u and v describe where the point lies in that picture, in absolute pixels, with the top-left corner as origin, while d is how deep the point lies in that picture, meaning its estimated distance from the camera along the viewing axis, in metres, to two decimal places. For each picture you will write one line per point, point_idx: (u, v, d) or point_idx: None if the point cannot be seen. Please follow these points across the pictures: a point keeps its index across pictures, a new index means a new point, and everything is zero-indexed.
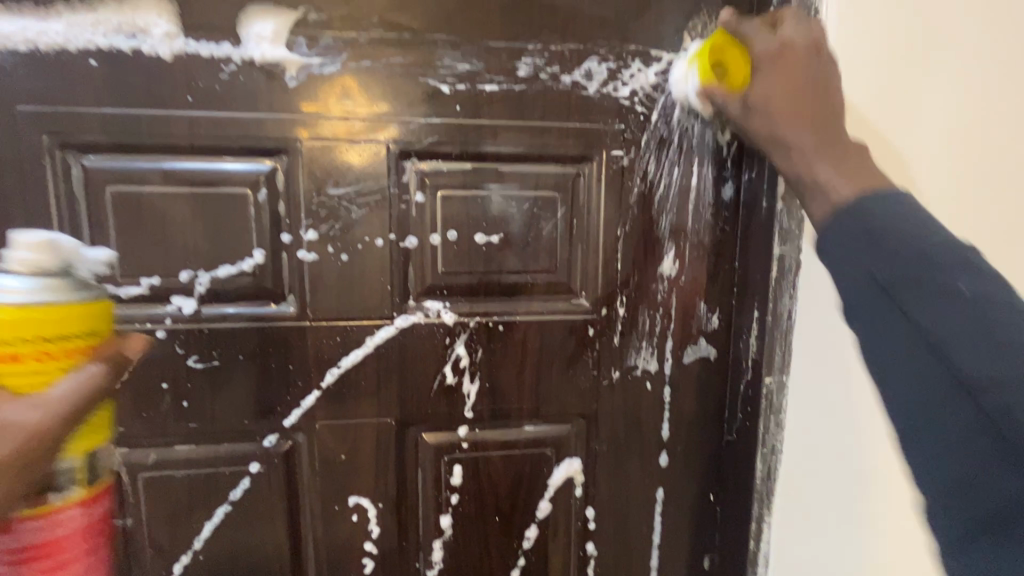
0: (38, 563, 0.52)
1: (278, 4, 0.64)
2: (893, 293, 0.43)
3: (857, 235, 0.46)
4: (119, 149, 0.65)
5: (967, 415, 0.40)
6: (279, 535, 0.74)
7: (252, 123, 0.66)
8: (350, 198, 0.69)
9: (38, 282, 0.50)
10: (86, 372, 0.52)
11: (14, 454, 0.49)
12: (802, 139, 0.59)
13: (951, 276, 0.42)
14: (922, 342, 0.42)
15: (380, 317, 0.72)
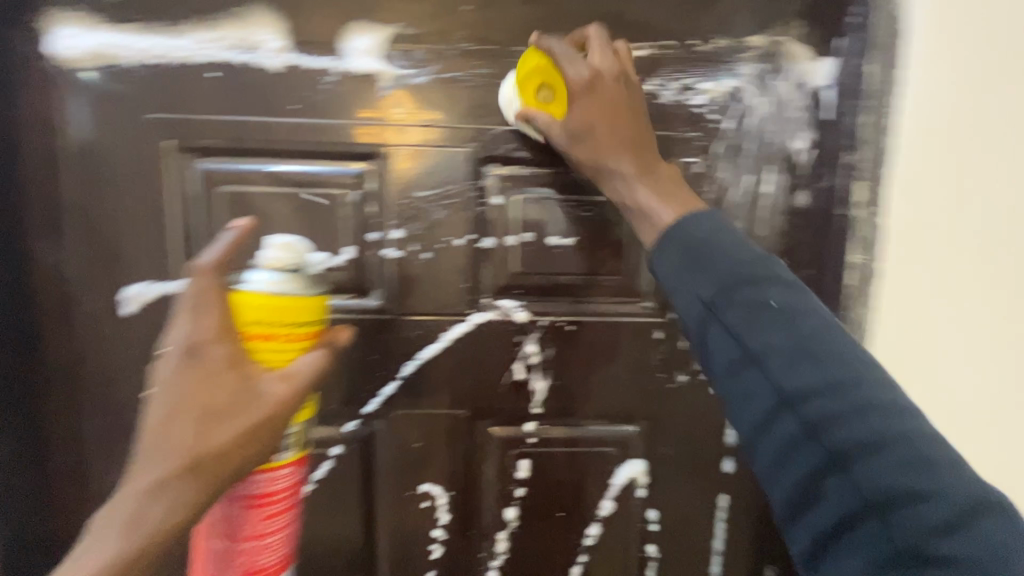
0: (267, 508, 0.62)
1: (377, 20, 0.69)
2: (720, 312, 0.49)
3: (683, 256, 0.52)
4: (230, 153, 0.71)
5: (792, 425, 0.46)
6: (356, 515, 0.79)
7: (349, 129, 0.71)
8: (434, 200, 0.73)
9: (283, 277, 0.59)
10: (319, 356, 0.59)
11: (269, 417, 0.56)
12: (625, 167, 0.64)
13: (748, 295, 0.49)
14: (742, 357, 0.48)
15: (456, 313, 0.76)
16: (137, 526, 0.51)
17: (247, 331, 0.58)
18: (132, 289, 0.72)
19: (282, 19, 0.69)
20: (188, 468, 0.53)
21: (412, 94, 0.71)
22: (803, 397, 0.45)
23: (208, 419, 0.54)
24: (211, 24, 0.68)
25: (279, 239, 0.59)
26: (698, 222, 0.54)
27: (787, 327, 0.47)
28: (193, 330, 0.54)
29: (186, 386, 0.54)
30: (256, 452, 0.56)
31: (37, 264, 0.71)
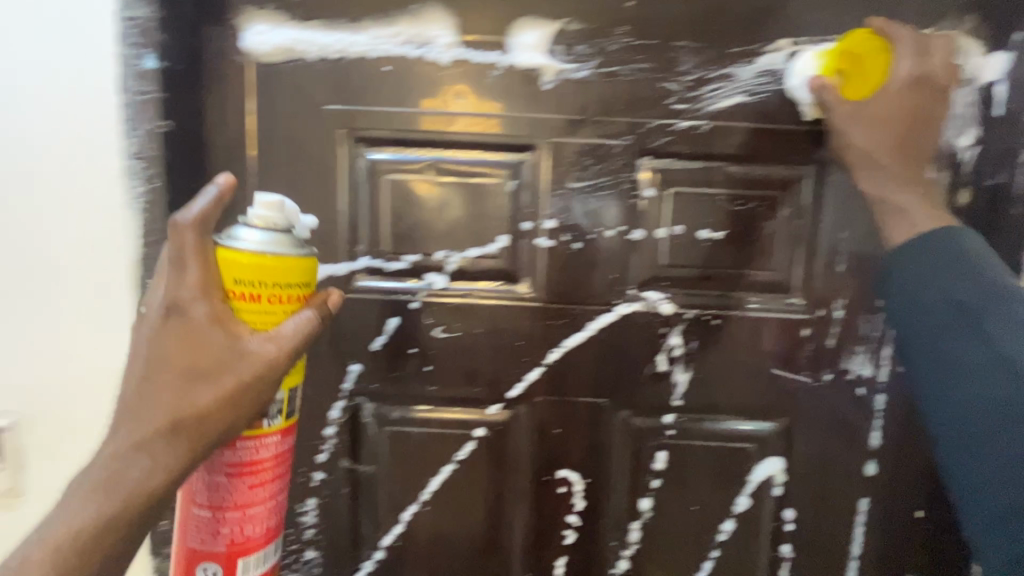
0: (250, 476, 0.64)
1: (543, 16, 0.71)
2: (966, 313, 0.59)
3: (932, 259, 0.62)
4: (396, 143, 0.75)
5: (1013, 419, 0.54)
6: (493, 497, 0.81)
7: (510, 122, 0.74)
8: (587, 192, 0.75)
9: (270, 236, 0.60)
10: (294, 322, 0.60)
11: (248, 379, 0.59)
12: (894, 166, 0.66)
13: (996, 311, 0.58)
14: (982, 356, 0.57)
15: (602, 304, 0.77)
16: (117, 483, 0.55)
17: (230, 290, 0.60)
18: None
19: (454, 15, 0.72)
20: (173, 426, 0.57)
21: (573, 88, 0.73)
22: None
23: (180, 377, 0.58)
24: (388, 20, 0.72)
25: (265, 197, 0.60)
26: (952, 241, 0.62)
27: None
28: (171, 290, 0.59)
29: (167, 344, 0.58)
30: (234, 413, 0.59)
31: None
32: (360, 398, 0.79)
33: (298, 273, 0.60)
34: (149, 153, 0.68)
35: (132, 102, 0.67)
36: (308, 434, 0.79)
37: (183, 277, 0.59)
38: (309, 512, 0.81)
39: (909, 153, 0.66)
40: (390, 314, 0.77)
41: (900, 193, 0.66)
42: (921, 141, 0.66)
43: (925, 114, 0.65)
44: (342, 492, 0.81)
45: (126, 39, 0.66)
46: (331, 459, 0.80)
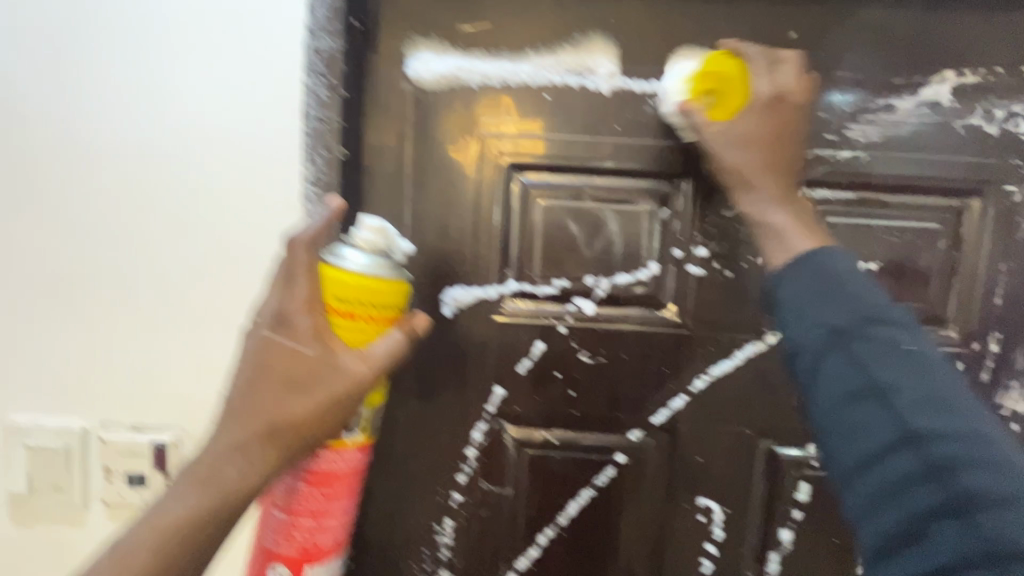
0: (327, 488, 0.64)
1: (704, 46, 0.72)
2: (874, 355, 0.56)
3: (822, 289, 0.58)
4: (550, 168, 0.76)
5: (913, 460, 0.54)
6: (631, 522, 0.81)
7: (666, 150, 0.74)
8: (741, 220, 0.75)
9: (371, 258, 0.61)
10: (385, 343, 0.61)
11: (339, 394, 0.59)
12: (767, 188, 0.66)
13: (920, 350, 0.56)
14: (872, 391, 0.56)
15: (750, 333, 0.77)
16: (211, 482, 0.57)
17: (330, 307, 0.60)
18: (453, 292, 0.78)
19: (612, 47, 0.73)
20: (268, 431, 0.58)
21: None
22: (932, 437, 0.53)
23: (283, 387, 0.59)
24: (548, 50, 0.74)
25: (370, 221, 0.62)
26: (839, 259, 0.59)
27: (944, 386, 0.55)
28: (282, 301, 0.59)
29: (271, 353, 0.59)
30: (326, 425, 0.60)
31: None
32: (501, 420, 0.80)
33: (391, 298, 0.61)
34: (326, 180, 0.68)
35: (314, 130, 0.67)
36: (450, 455, 0.81)
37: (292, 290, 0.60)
38: (446, 531, 0.82)
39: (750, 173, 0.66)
40: (537, 337, 0.78)
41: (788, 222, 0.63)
42: (767, 162, 0.66)
43: (774, 135, 0.65)
44: (481, 513, 0.81)
45: (313, 69, 0.66)
46: (471, 480, 0.81)
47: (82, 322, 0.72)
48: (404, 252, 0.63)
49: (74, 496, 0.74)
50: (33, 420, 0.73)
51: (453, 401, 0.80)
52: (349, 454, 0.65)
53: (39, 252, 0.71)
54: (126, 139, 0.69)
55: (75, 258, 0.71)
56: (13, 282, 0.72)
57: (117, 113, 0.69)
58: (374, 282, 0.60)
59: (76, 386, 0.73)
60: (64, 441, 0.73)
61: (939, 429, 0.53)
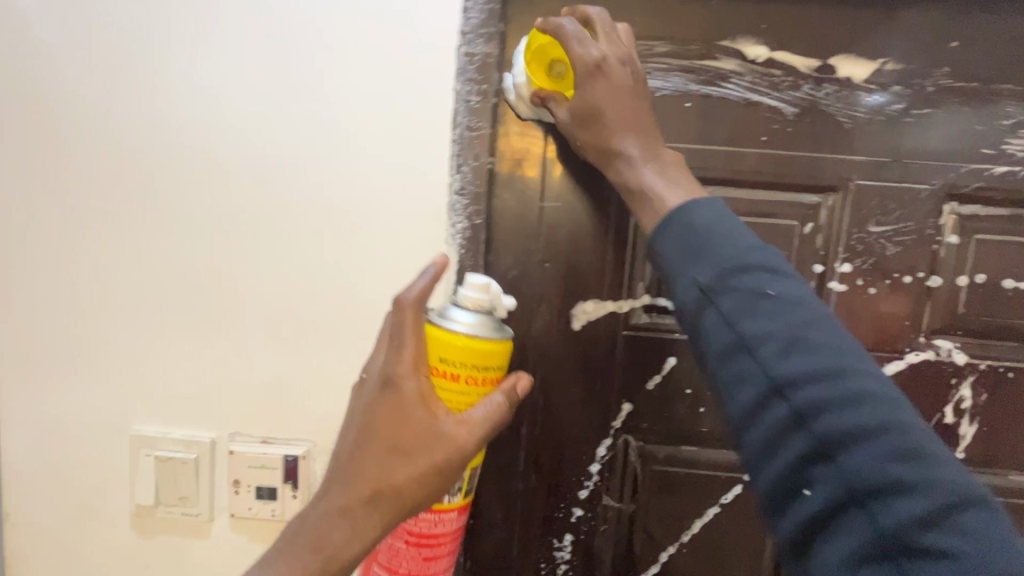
0: (427, 548, 0.63)
1: (861, 55, 0.69)
2: (757, 304, 0.44)
3: (681, 248, 0.49)
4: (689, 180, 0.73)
5: (778, 408, 0.42)
6: (756, 541, 0.80)
7: (813, 162, 0.72)
8: (888, 236, 0.72)
9: (477, 318, 0.59)
10: (481, 411, 0.57)
11: (442, 462, 0.56)
12: (631, 147, 0.60)
13: (750, 283, 0.45)
14: (746, 343, 0.44)
15: (891, 351, 0.74)
16: (319, 545, 0.56)
17: (433, 368, 0.59)
18: (582, 306, 0.76)
19: (765, 54, 0.70)
20: (372, 498, 0.56)
21: (882, 129, 0.70)
22: (792, 383, 0.42)
23: (387, 453, 0.56)
24: (697, 61, 0.70)
25: (474, 278, 0.60)
26: (703, 208, 0.50)
27: (790, 299, 0.44)
28: (389, 363, 0.57)
29: (377, 418, 0.57)
30: (428, 493, 0.57)
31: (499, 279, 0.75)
32: (626, 436, 0.78)
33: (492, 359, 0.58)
34: (473, 189, 0.67)
35: (462, 138, 0.66)
36: (573, 470, 0.79)
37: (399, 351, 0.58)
38: (565, 548, 0.80)
39: (589, 133, 0.62)
40: (668, 352, 0.77)
41: (672, 184, 0.57)
42: (613, 122, 0.60)
43: (605, 94, 0.59)
44: (602, 529, 0.80)
45: (464, 75, 0.65)
46: (593, 496, 0.80)
47: (212, 332, 0.71)
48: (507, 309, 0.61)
49: (200, 509, 0.73)
50: (161, 431, 0.72)
51: (579, 416, 0.78)
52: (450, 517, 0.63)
53: (168, 262, 0.70)
54: (262, 146, 0.67)
55: (205, 268, 0.69)
56: (142, 292, 0.70)
57: (251, 118, 0.66)
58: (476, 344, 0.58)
59: (206, 397, 0.72)
60: (193, 453, 0.72)
61: (781, 364, 0.42)
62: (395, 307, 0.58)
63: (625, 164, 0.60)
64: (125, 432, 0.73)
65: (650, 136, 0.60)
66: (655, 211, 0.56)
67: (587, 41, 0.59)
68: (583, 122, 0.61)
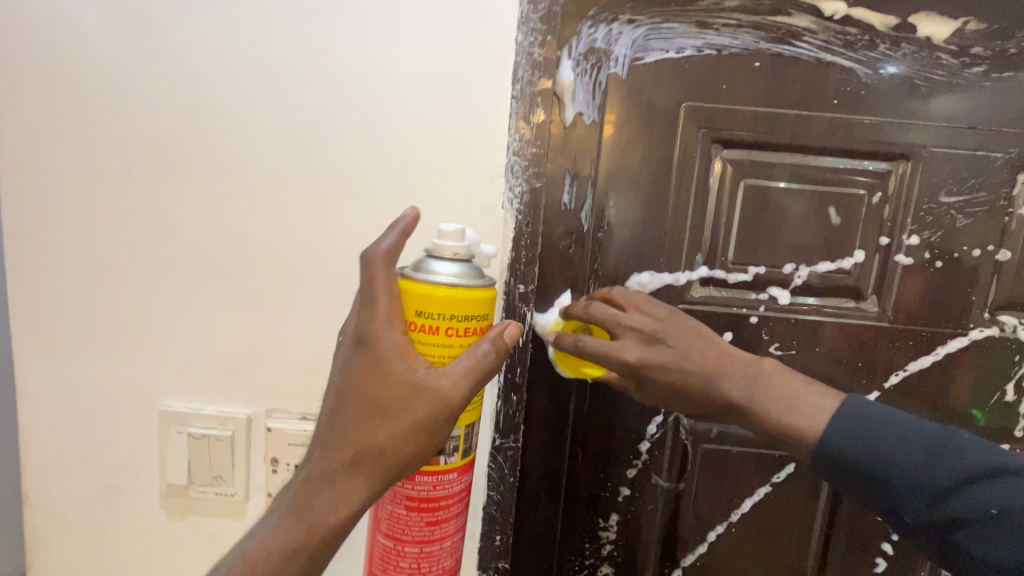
0: (430, 513, 0.58)
1: (943, 13, 0.65)
2: (925, 484, 0.54)
3: (863, 450, 0.56)
4: (754, 146, 0.69)
5: (973, 534, 0.52)
6: (806, 520, 0.78)
7: (885, 127, 0.68)
8: (959, 207, 0.69)
9: (458, 268, 0.55)
10: (463, 363, 0.52)
11: (424, 419, 0.51)
12: (728, 348, 0.62)
13: (925, 470, 0.54)
14: (932, 515, 0.54)
15: (955, 327, 0.72)
16: (297, 516, 0.51)
17: (412, 324, 0.54)
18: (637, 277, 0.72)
19: (842, 10, 0.65)
20: (353, 461, 0.51)
21: (959, 93, 0.67)
22: (953, 500, 0.53)
23: (363, 414, 0.51)
24: (769, 17, 0.66)
25: (448, 226, 0.55)
26: (848, 419, 0.57)
27: (930, 443, 0.55)
28: (361, 320, 0.53)
29: (352, 378, 0.52)
30: (412, 454, 0.52)
31: (552, 250, 0.69)
32: (677, 413, 0.76)
33: (477, 306, 0.54)
34: (533, 151, 0.64)
35: (522, 93, 0.63)
36: (621, 448, 0.76)
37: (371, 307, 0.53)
38: (610, 527, 0.78)
39: (680, 387, 0.61)
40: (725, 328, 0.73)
41: (789, 399, 0.59)
42: (704, 368, 0.60)
43: (680, 332, 0.61)
44: (649, 509, 0.78)
45: (527, 24, 0.61)
46: (640, 475, 0.77)
47: (251, 302, 0.67)
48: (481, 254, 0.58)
49: (236, 489, 0.69)
50: (192, 407, 0.69)
51: (630, 393, 0.75)
52: (447, 477, 0.58)
53: (205, 227, 0.66)
54: (307, 104, 0.63)
55: (246, 234, 0.66)
56: (177, 259, 0.67)
57: (298, 75, 0.63)
58: (458, 291, 0.53)
59: (244, 370, 0.68)
60: (229, 430, 0.68)
61: (966, 514, 0.52)
62: (361, 262, 0.54)
63: (744, 399, 0.59)
64: (154, 408, 0.69)
65: (734, 353, 0.61)
66: (800, 441, 0.58)
67: (616, 311, 0.62)
68: (668, 382, 0.60)
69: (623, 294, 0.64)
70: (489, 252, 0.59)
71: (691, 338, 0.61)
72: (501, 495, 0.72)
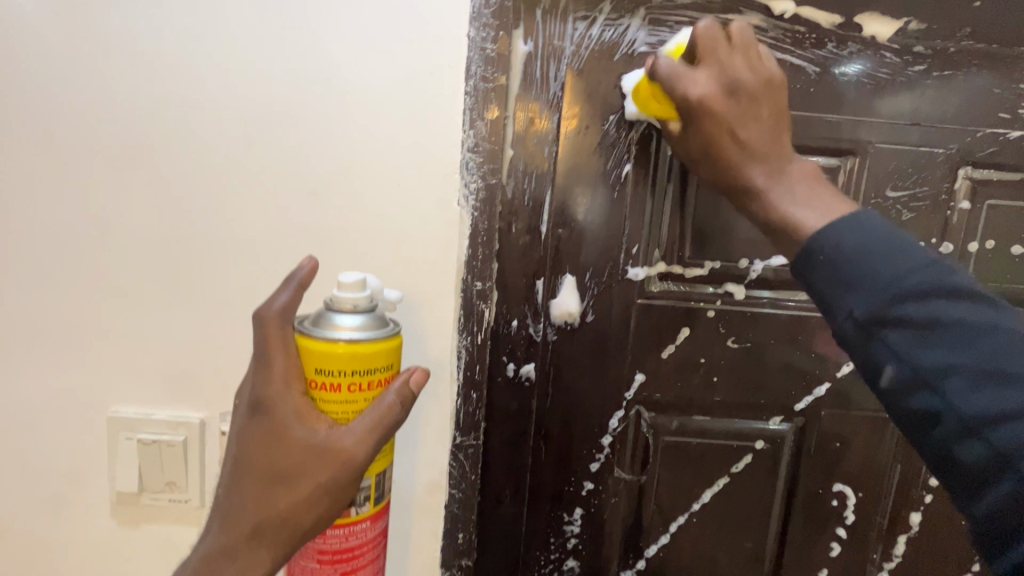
0: (343, 563, 0.59)
1: (887, 12, 0.67)
2: (852, 276, 0.45)
3: (827, 269, 0.46)
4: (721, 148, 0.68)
5: (888, 349, 0.44)
6: (763, 509, 0.80)
7: (834, 124, 0.70)
8: (904, 201, 0.72)
9: (360, 320, 0.55)
10: (356, 423, 0.54)
11: (328, 483, 0.53)
12: (756, 177, 0.53)
13: (898, 277, 0.44)
14: (879, 316, 0.44)
15: None
16: None
17: (312, 380, 0.55)
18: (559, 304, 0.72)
19: (791, 9, 0.67)
20: (254, 532, 0.53)
21: (902, 91, 0.69)
22: (991, 428, 0.41)
23: (267, 484, 0.53)
24: (721, 14, 0.67)
25: (347, 277, 0.55)
26: (849, 227, 0.46)
27: (959, 323, 0.42)
28: (259, 387, 0.54)
29: (252, 447, 0.53)
30: (316, 516, 0.53)
31: (510, 247, 0.69)
32: (638, 407, 0.77)
33: (380, 357, 0.55)
34: (488, 148, 0.64)
35: (476, 90, 0.62)
36: (583, 443, 0.77)
37: (266, 371, 0.54)
38: (574, 521, 0.79)
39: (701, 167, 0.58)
40: (682, 323, 0.74)
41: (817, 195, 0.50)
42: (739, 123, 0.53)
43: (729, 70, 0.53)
44: (612, 503, 0.78)
45: (479, 20, 0.61)
46: (603, 469, 0.78)
47: (201, 304, 0.65)
48: (389, 301, 0.61)
49: (190, 494, 0.67)
50: (143, 413, 0.67)
51: (591, 388, 0.75)
52: (355, 528, 0.59)
53: (150, 227, 0.64)
54: (253, 99, 0.62)
55: (192, 232, 0.64)
56: (121, 262, 0.65)
57: (243, 70, 0.61)
58: (358, 346, 0.54)
59: (197, 373, 0.66)
60: (181, 436, 0.66)
61: (915, 321, 0.43)
62: (256, 321, 0.55)
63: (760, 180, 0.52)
64: (101, 414, 0.67)
65: (775, 157, 0.53)
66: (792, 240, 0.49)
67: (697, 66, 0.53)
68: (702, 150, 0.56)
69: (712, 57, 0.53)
70: (393, 297, 0.62)
71: (764, 171, 0.53)
72: (463, 493, 0.72)
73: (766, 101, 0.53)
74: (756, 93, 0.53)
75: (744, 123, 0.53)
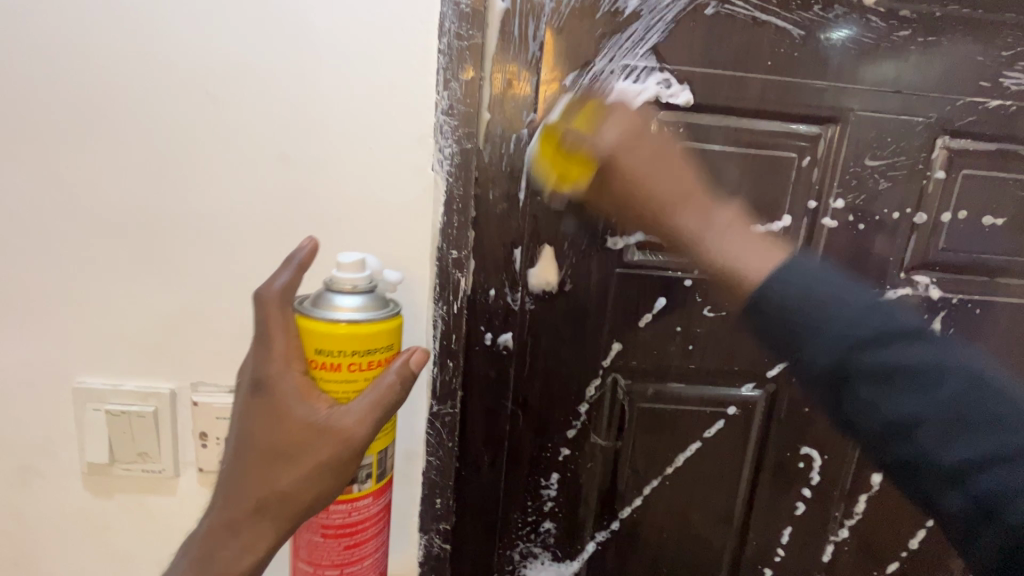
0: (347, 538, 0.59)
1: None
2: (805, 310, 0.56)
3: (783, 295, 0.58)
4: (702, 110, 0.69)
5: (826, 372, 0.55)
6: (733, 470, 0.82)
7: (817, 91, 0.69)
8: (882, 170, 0.72)
9: (360, 301, 0.54)
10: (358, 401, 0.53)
11: (328, 460, 0.52)
12: (689, 221, 0.64)
13: (839, 322, 0.55)
14: (831, 365, 0.54)
15: (873, 286, 0.75)
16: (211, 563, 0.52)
17: (311, 362, 0.54)
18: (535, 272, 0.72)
19: None
20: (258, 507, 0.52)
21: (887, 56, 0.68)
22: (918, 432, 0.51)
23: (268, 461, 0.52)
24: None
25: (346, 257, 0.54)
26: (796, 267, 0.58)
27: (882, 344, 0.53)
28: (259, 366, 0.53)
29: (253, 425, 0.53)
30: (319, 492, 0.53)
31: (488, 215, 0.68)
32: (615, 375, 0.77)
33: (380, 339, 0.54)
34: (463, 110, 0.61)
35: (450, 48, 0.59)
36: (561, 409, 0.78)
37: (266, 351, 0.53)
38: (551, 485, 0.80)
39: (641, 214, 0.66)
40: (659, 292, 0.75)
41: (745, 250, 0.61)
42: (665, 200, 0.64)
43: (642, 175, 0.64)
44: (588, 467, 0.80)
45: None
46: (579, 435, 0.79)
47: (165, 272, 0.63)
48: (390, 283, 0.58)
49: (163, 465, 0.67)
50: (111, 384, 0.65)
51: (568, 357, 0.76)
52: (359, 503, 0.59)
53: (106, 193, 0.61)
54: (213, 56, 0.58)
55: (153, 199, 0.61)
56: (77, 230, 0.62)
57: (200, 23, 0.57)
58: (358, 327, 0.53)
59: (165, 343, 0.65)
60: (151, 406, 0.65)
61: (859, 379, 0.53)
62: (256, 301, 0.54)
63: (694, 238, 0.64)
64: (66, 386, 0.65)
65: (698, 206, 0.64)
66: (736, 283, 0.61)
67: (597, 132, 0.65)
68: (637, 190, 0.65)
69: (611, 124, 0.65)
70: (394, 278, 0.58)
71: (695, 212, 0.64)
72: (440, 460, 0.72)
73: (681, 182, 0.65)
74: (673, 167, 0.66)
75: (658, 181, 0.65)
